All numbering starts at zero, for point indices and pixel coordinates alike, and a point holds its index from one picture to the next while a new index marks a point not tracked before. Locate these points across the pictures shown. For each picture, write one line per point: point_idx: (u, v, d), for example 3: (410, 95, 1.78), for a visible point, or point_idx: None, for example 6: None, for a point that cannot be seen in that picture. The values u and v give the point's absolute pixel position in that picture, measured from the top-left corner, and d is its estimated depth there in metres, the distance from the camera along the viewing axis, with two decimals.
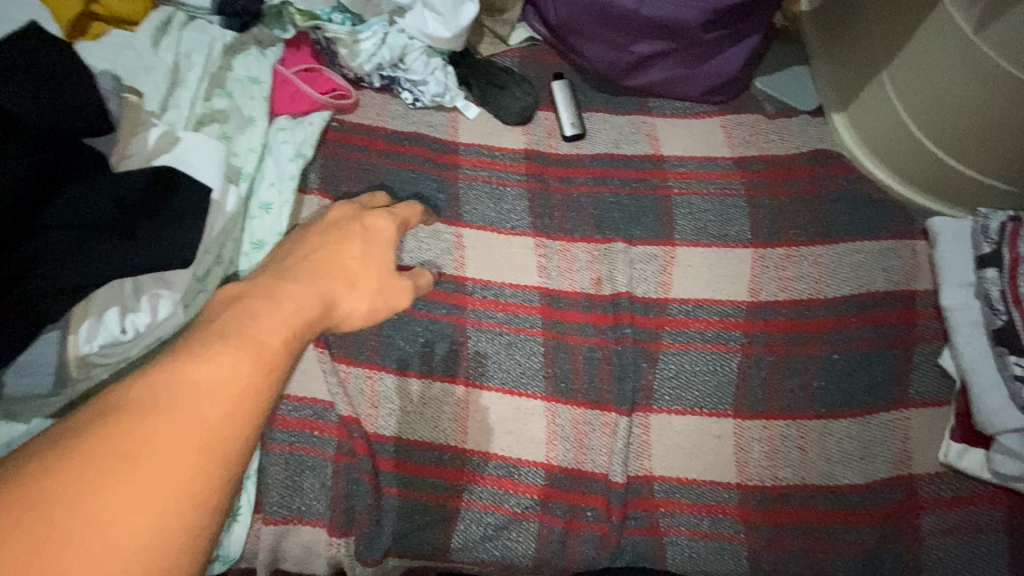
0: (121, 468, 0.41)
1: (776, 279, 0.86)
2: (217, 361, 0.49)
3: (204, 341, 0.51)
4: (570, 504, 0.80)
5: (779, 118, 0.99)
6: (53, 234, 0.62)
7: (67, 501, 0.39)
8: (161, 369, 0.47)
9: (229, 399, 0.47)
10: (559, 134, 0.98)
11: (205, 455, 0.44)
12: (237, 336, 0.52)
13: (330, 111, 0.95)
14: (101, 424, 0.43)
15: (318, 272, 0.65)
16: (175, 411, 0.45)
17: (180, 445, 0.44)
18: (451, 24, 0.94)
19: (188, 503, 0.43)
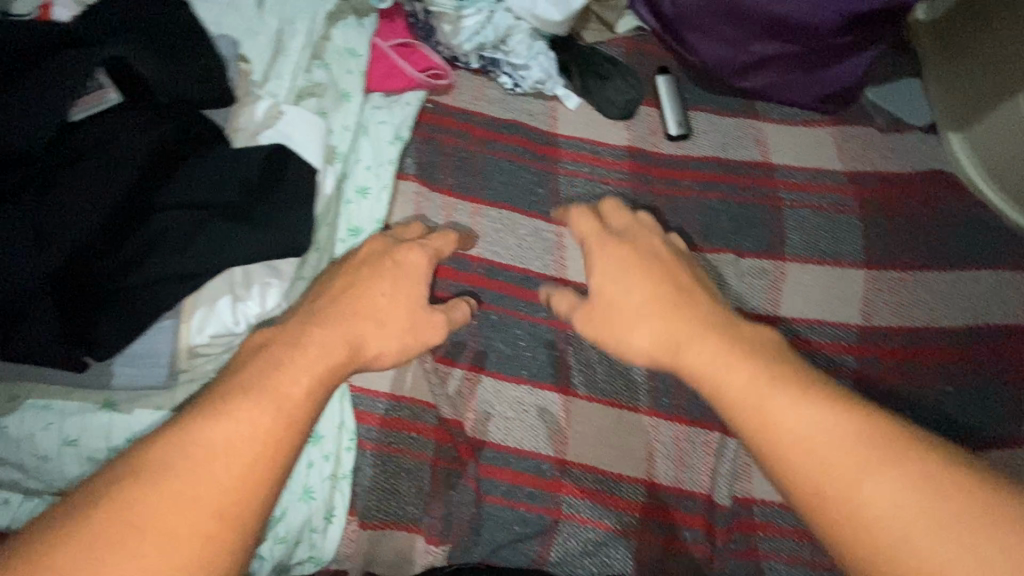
0: (131, 535, 0.40)
1: (889, 304, 0.83)
2: (235, 415, 0.47)
3: (227, 392, 0.49)
4: (669, 524, 0.77)
5: (891, 133, 0.95)
6: (171, 215, 0.57)
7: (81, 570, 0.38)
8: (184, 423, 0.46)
9: (245, 461, 0.45)
10: (662, 133, 0.94)
11: (220, 522, 0.42)
12: (261, 390, 0.49)
13: (425, 91, 0.89)
14: (118, 484, 0.42)
15: (347, 314, 0.60)
16: (194, 469, 0.43)
17: (192, 517, 0.42)
18: (562, 6, 0.88)
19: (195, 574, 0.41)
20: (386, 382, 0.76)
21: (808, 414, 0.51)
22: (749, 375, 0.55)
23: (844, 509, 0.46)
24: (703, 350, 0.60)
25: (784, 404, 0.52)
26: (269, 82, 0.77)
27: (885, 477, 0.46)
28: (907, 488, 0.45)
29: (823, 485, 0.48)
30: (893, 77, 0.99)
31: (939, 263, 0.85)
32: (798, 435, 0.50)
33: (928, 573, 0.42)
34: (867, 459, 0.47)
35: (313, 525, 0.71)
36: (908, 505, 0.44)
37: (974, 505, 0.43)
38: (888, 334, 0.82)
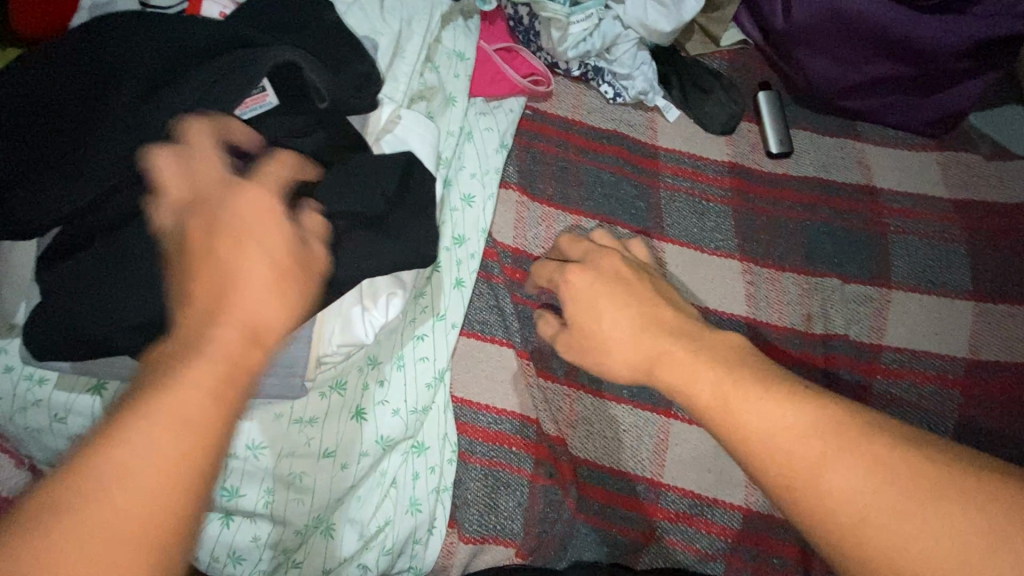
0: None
1: (996, 338, 0.81)
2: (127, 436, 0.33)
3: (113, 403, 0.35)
4: (760, 551, 0.75)
5: (996, 161, 0.92)
6: None
7: None
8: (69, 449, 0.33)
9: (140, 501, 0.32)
10: (763, 149, 0.92)
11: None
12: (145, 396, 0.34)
13: (525, 98, 0.88)
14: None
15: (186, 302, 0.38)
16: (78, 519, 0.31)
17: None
18: (672, 15, 0.86)
19: None
20: (486, 393, 0.75)
21: (760, 405, 0.46)
22: (722, 369, 0.50)
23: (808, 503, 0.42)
24: (675, 350, 0.55)
25: (763, 401, 0.46)
26: (384, 83, 0.76)
27: (845, 465, 0.41)
28: (855, 467, 0.40)
29: (784, 479, 0.43)
30: (998, 103, 0.97)
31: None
32: (757, 426, 0.45)
33: (858, 510, 0.39)
34: (832, 444, 0.42)
35: (417, 537, 0.69)
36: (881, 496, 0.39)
37: (918, 473, 0.39)
38: (994, 369, 0.80)
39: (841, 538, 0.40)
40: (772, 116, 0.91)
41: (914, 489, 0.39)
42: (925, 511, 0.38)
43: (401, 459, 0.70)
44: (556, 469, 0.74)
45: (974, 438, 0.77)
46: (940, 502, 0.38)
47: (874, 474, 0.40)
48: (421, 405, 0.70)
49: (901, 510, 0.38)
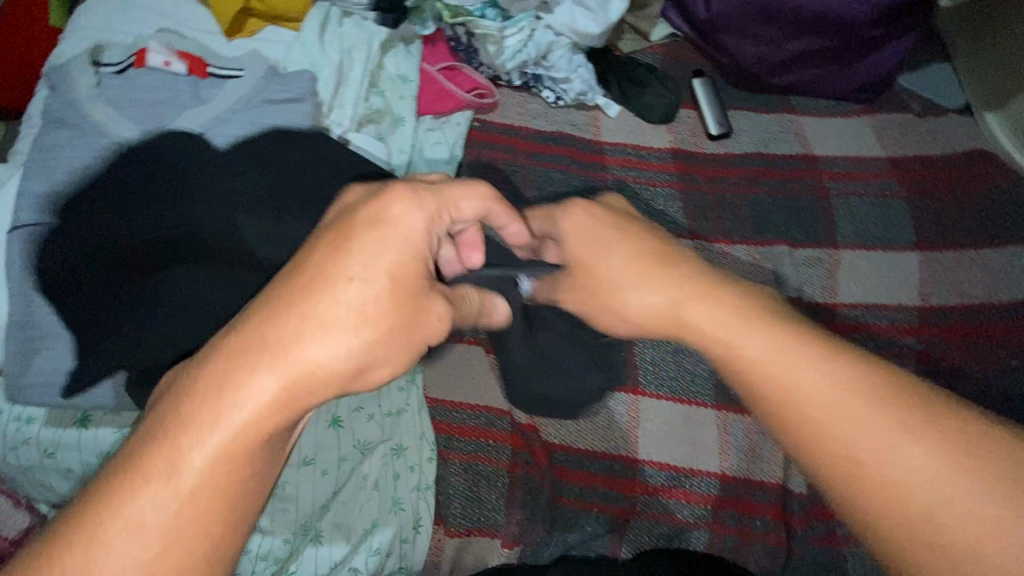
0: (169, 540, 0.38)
1: (946, 284, 0.84)
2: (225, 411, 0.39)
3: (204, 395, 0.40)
4: (741, 514, 0.78)
5: (929, 118, 0.96)
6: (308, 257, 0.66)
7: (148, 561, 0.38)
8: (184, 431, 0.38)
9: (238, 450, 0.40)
10: (703, 133, 0.96)
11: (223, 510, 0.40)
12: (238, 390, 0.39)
13: (472, 111, 0.93)
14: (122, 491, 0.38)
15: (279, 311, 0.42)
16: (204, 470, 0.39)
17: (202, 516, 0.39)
18: (600, 19, 0.91)
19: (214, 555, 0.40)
20: (458, 391, 0.78)
21: (812, 372, 0.46)
22: (778, 343, 0.48)
23: (851, 490, 0.43)
24: (729, 311, 0.52)
25: (784, 363, 0.48)
26: (332, 111, 0.81)
27: (906, 447, 0.42)
28: (876, 419, 0.43)
29: (828, 466, 0.44)
30: (923, 63, 1.01)
31: (993, 240, 0.86)
32: (806, 413, 0.45)
33: (894, 465, 0.42)
34: (858, 406, 0.44)
35: (405, 536, 0.71)
36: (914, 470, 0.41)
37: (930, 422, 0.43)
38: (947, 312, 0.83)
39: (880, 524, 0.42)
40: (708, 100, 0.96)
41: (951, 467, 0.41)
42: (971, 487, 0.40)
43: (381, 462, 0.73)
44: (532, 453, 0.76)
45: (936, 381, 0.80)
46: (937, 449, 0.41)
47: (929, 446, 0.42)
48: (395, 408, 0.75)
49: (918, 475, 0.41)
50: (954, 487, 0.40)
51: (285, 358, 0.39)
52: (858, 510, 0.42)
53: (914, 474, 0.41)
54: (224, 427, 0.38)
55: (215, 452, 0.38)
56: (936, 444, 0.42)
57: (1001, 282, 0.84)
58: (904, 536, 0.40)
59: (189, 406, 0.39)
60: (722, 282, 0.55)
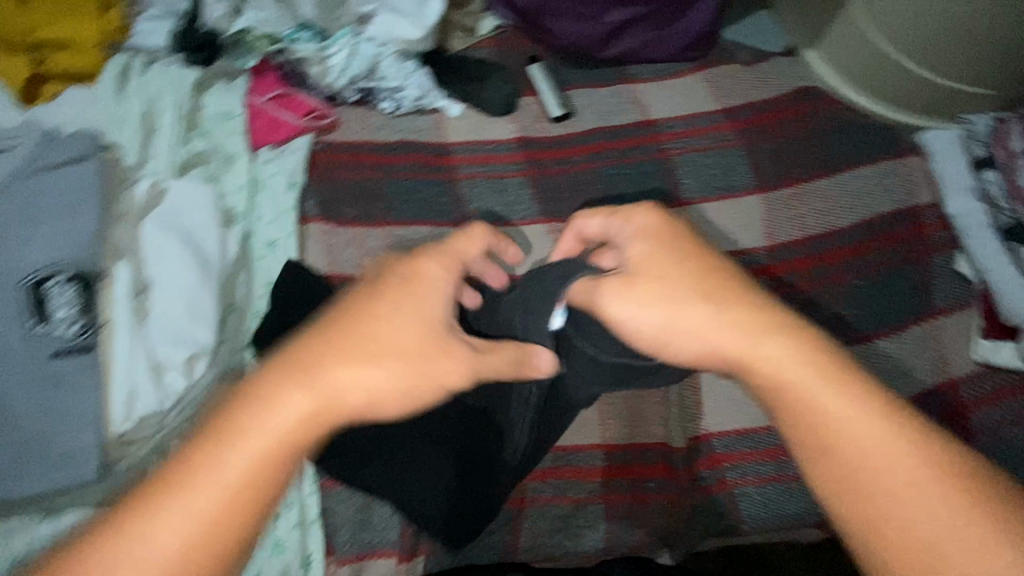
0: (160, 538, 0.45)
1: (789, 219, 0.87)
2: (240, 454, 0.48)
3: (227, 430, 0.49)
4: (632, 479, 0.80)
5: (756, 64, 1.00)
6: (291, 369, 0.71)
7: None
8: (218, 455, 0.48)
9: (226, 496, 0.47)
10: (547, 117, 0.98)
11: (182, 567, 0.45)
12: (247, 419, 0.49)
13: (312, 134, 0.92)
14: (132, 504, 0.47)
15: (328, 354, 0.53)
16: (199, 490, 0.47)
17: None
18: (418, 23, 0.92)
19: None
20: None
21: (852, 414, 0.52)
22: (800, 358, 0.54)
23: (866, 528, 0.49)
24: (740, 341, 0.56)
25: (836, 404, 0.52)
26: (149, 162, 0.80)
27: (897, 489, 0.49)
28: (903, 452, 0.50)
29: (831, 483, 0.51)
30: (747, 12, 1.05)
31: (829, 170, 0.90)
32: (831, 419, 0.52)
33: (916, 511, 0.48)
34: (908, 465, 0.50)
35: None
36: (925, 522, 0.48)
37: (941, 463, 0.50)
38: (793, 249, 0.86)
39: (869, 552, 0.49)
40: (545, 84, 0.97)
41: (929, 497, 0.48)
42: (962, 510, 0.48)
43: None
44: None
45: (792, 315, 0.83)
46: (950, 492, 0.48)
47: (925, 478, 0.49)
48: None
49: (883, 519, 0.49)
50: (934, 501, 0.48)
51: (344, 382, 0.52)
52: (865, 544, 0.49)
53: (905, 496, 0.49)
54: (277, 420, 0.50)
55: (287, 428, 0.50)
56: (914, 481, 0.49)
57: (841, 208, 0.88)
58: (853, 541, 0.50)
59: (257, 403, 0.50)
60: (666, 281, 0.59)
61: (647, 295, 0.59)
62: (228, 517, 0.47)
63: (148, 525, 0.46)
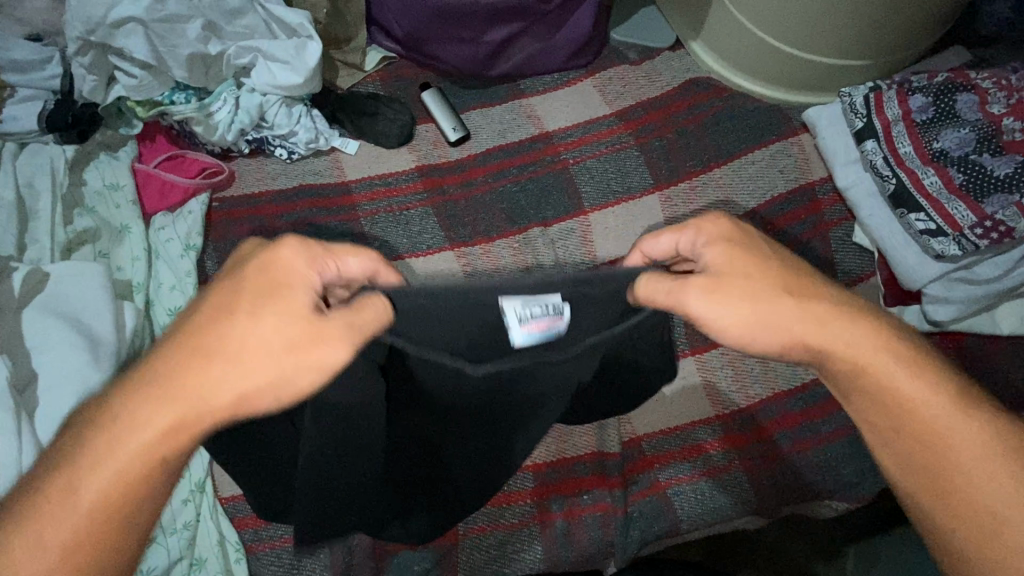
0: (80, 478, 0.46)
1: (689, 213, 0.88)
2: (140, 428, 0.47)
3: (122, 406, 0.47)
4: (564, 495, 0.79)
5: (644, 63, 1.01)
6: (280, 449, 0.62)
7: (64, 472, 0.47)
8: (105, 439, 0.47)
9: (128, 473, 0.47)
10: (444, 142, 0.97)
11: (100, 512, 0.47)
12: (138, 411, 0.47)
13: (206, 192, 0.90)
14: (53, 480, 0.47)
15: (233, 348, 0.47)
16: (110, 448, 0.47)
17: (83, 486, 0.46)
18: (298, 67, 0.90)
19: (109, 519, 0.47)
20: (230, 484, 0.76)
21: (916, 379, 0.51)
22: (874, 337, 0.52)
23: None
24: (807, 325, 0.51)
25: (904, 377, 0.51)
26: (30, 248, 0.80)
27: (970, 471, 0.49)
28: (981, 435, 0.50)
29: (917, 475, 0.50)
30: (631, 11, 1.05)
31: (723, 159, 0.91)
32: (909, 395, 0.51)
33: (994, 493, 0.48)
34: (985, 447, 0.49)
35: None
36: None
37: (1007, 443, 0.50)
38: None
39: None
40: (438, 110, 0.97)
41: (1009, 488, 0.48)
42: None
43: None
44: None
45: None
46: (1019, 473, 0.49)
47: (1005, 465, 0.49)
48: (184, 522, 0.72)
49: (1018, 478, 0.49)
50: (1007, 483, 0.49)
51: (211, 393, 0.46)
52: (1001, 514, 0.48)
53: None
54: (137, 440, 0.46)
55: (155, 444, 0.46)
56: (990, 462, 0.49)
57: (739, 196, 0.88)
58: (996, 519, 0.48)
59: (126, 411, 0.47)
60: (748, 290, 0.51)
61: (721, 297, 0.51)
62: (77, 557, 0.46)
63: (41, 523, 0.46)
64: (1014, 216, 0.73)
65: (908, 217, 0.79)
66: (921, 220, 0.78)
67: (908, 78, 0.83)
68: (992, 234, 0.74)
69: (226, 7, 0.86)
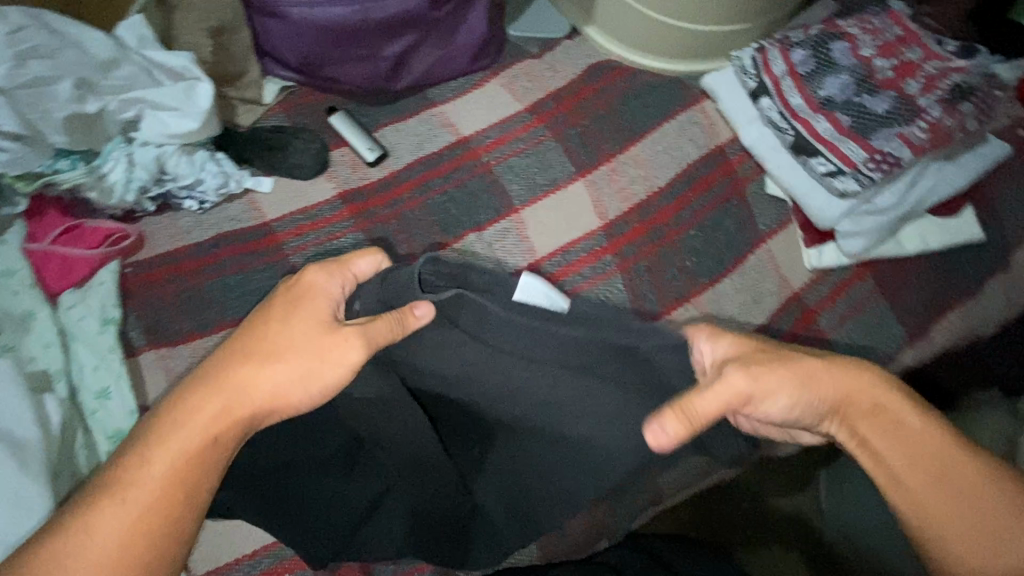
0: (114, 493, 0.53)
1: (614, 193, 0.91)
2: (169, 447, 0.54)
3: (146, 431, 0.55)
4: None
5: (545, 55, 1.02)
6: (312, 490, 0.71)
7: (99, 509, 0.52)
8: (134, 459, 0.54)
9: (161, 490, 0.53)
10: (363, 164, 0.95)
11: (142, 541, 0.52)
12: (161, 435, 0.55)
13: (117, 260, 0.84)
14: (97, 503, 0.52)
15: (264, 348, 0.59)
16: (146, 473, 0.53)
17: (127, 516, 0.52)
18: (192, 112, 0.86)
19: (146, 527, 0.52)
20: (200, 562, 0.72)
21: (923, 423, 0.56)
22: (889, 390, 0.58)
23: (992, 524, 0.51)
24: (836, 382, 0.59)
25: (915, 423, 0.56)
26: None
27: (964, 502, 0.52)
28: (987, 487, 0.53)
29: (934, 510, 0.53)
30: (524, 5, 1.06)
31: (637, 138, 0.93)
32: (914, 435, 0.56)
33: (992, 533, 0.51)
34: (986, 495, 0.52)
35: None
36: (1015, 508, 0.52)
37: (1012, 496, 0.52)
38: (629, 223, 0.89)
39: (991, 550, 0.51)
40: (347, 128, 0.95)
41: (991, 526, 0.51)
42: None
43: None
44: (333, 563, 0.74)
45: (645, 285, 0.86)
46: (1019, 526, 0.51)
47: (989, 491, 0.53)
48: None
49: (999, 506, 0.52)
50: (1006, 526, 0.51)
51: (252, 389, 0.58)
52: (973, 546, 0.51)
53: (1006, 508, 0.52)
54: (199, 419, 0.55)
55: (187, 451, 0.54)
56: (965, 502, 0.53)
57: (659, 169, 0.91)
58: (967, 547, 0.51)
59: (182, 408, 0.56)
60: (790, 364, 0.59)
61: (758, 371, 0.59)
62: (148, 523, 0.52)
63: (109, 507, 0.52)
64: (898, 147, 0.81)
65: (810, 161, 0.85)
66: (821, 163, 0.84)
67: (787, 34, 0.89)
68: (884, 166, 0.81)
69: (98, 60, 0.80)
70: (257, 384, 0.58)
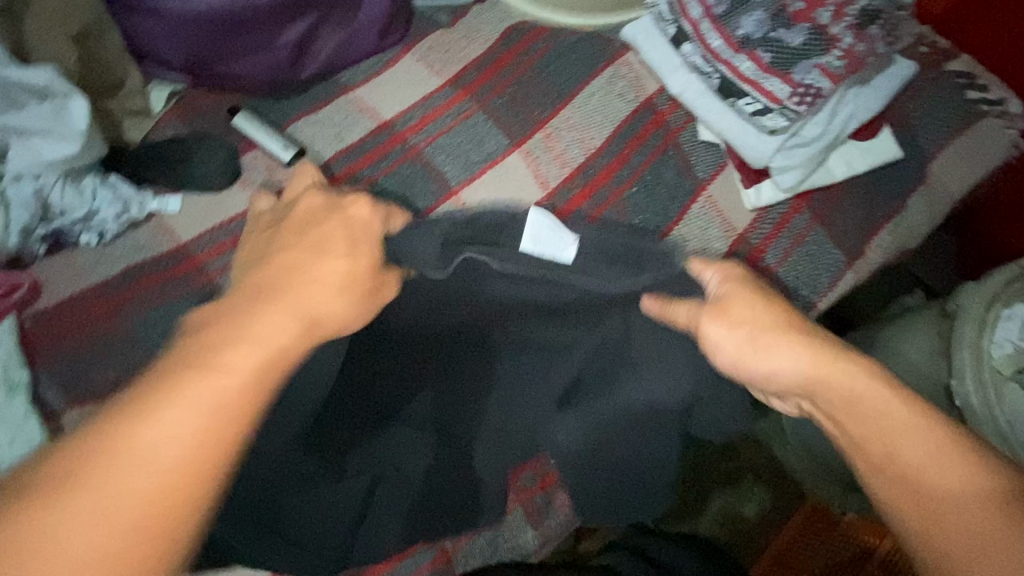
0: (110, 455, 0.40)
1: (552, 160, 0.88)
2: (229, 363, 0.45)
3: (161, 378, 0.43)
4: (531, 470, 0.80)
5: (457, 23, 0.96)
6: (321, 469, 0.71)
7: (87, 479, 0.39)
8: (152, 406, 0.41)
9: (175, 461, 0.41)
10: (279, 164, 0.87)
11: (169, 497, 0.40)
12: (189, 382, 0.43)
13: (11, 314, 0.73)
14: (85, 450, 0.40)
15: (280, 274, 0.53)
16: (144, 445, 0.40)
17: (115, 500, 0.39)
18: (69, 134, 0.75)
19: (140, 503, 0.39)
20: None
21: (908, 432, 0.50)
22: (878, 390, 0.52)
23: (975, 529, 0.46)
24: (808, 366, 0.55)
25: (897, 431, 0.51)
26: None
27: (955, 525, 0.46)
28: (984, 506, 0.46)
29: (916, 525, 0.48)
30: None
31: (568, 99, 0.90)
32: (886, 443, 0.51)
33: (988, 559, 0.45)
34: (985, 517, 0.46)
35: None
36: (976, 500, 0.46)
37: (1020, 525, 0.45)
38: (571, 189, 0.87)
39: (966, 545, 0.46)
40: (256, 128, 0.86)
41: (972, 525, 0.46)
42: None
43: None
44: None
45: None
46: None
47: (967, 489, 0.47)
48: None
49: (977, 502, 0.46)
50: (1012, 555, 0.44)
51: (292, 314, 0.50)
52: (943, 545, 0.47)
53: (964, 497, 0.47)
54: (241, 365, 0.45)
55: (252, 374, 0.45)
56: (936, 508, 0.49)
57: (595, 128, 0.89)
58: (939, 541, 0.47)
59: (193, 374, 0.43)
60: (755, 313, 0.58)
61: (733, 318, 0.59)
62: (183, 484, 0.41)
63: (63, 516, 0.37)
64: (818, 78, 0.82)
65: (737, 103, 0.86)
66: (749, 103, 0.85)
67: None
68: (807, 98, 0.82)
69: None
70: (286, 344, 0.48)
